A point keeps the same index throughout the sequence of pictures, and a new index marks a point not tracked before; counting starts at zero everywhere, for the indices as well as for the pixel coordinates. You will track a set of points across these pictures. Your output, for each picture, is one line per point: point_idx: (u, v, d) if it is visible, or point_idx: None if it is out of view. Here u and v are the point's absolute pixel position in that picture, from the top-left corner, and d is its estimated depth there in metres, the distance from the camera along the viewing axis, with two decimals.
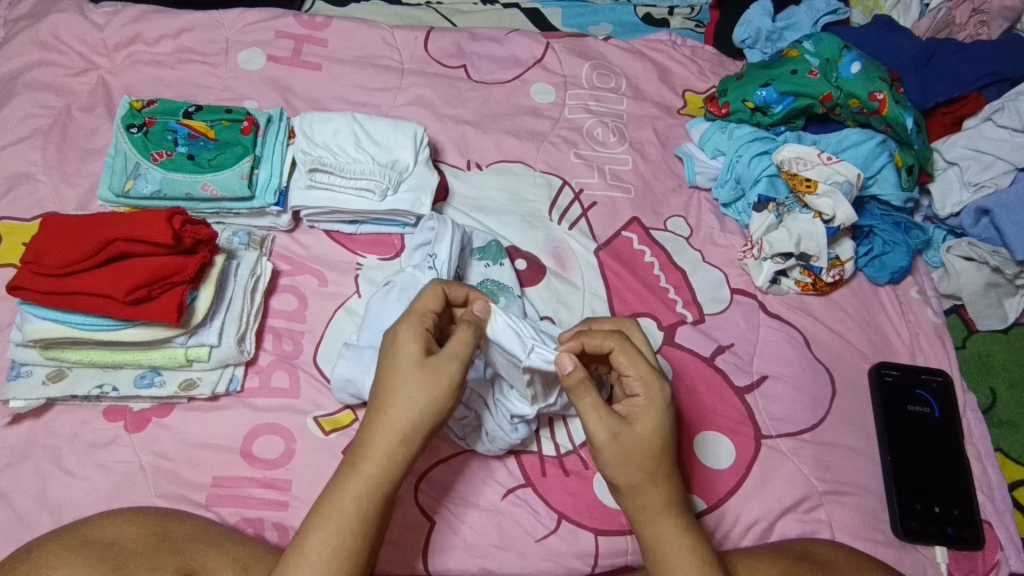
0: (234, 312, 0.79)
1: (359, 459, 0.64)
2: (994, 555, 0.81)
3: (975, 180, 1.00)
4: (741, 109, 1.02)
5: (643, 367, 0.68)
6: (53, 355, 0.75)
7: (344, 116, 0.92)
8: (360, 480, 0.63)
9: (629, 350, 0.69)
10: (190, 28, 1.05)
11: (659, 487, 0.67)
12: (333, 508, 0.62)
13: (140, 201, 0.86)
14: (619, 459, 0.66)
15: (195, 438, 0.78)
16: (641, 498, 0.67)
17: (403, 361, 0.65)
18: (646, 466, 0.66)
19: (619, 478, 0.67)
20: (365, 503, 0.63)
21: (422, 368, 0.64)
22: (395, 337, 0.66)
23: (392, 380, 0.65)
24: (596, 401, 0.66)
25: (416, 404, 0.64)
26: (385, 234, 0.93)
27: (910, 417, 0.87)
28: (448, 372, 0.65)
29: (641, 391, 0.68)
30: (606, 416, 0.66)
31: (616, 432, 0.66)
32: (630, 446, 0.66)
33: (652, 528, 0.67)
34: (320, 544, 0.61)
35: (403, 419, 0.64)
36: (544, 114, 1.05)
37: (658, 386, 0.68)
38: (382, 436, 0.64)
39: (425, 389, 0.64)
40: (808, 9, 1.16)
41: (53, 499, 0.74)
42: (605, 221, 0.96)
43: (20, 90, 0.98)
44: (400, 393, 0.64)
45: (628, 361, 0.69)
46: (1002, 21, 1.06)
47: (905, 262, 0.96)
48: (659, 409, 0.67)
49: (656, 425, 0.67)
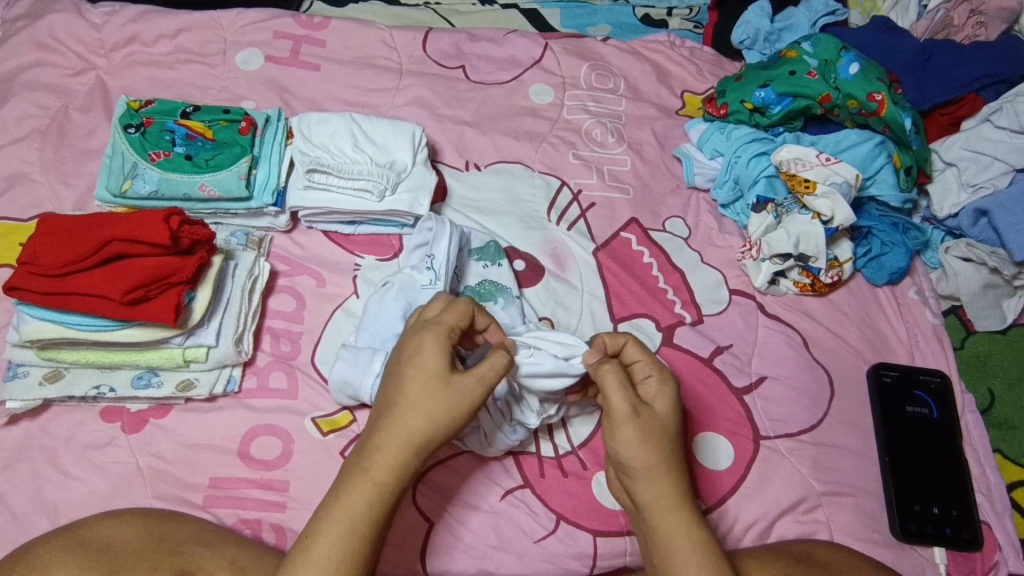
0: (233, 313, 0.79)
1: (373, 463, 0.63)
2: (993, 556, 0.81)
3: (973, 182, 0.99)
4: (739, 110, 1.02)
5: (656, 358, 0.73)
6: (50, 355, 0.74)
7: (343, 117, 0.92)
8: (373, 485, 0.63)
9: (642, 345, 0.74)
10: (189, 28, 1.05)
11: (674, 470, 0.67)
12: (342, 510, 0.62)
13: (138, 202, 0.86)
14: (642, 438, 0.67)
15: (192, 438, 0.77)
16: (658, 483, 0.66)
17: (426, 374, 0.65)
18: (665, 446, 0.68)
19: (639, 459, 0.66)
20: (375, 508, 0.62)
21: (445, 383, 0.65)
22: (419, 347, 0.66)
23: (412, 391, 0.65)
24: (621, 381, 0.69)
25: (434, 418, 0.64)
26: (384, 235, 0.93)
27: (908, 418, 0.87)
28: (468, 395, 0.65)
29: (657, 378, 0.72)
30: (630, 398, 0.68)
31: (639, 411, 0.68)
32: (653, 425, 0.68)
33: (668, 514, 0.66)
34: (331, 547, 0.60)
35: (421, 429, 0.64)
36: (543, 115, 1.05)
37: (672, 378, 0.72)
38: (397, 444, 0.64)
39: (446, 405, 0.64)
40: (807, 11, 1.16)
41: (50, 500, 0.73)
42: (603, 221, 0.96)
43: (18, 90, 0.97)
44: (417, 405, 0.64)
45: (643, 354, 0.73)
46: (999, 23, 1.06)
47: (903, 262, 0.97)
48: (672, 396, 0.71)
49: (671, 409, 0.70)
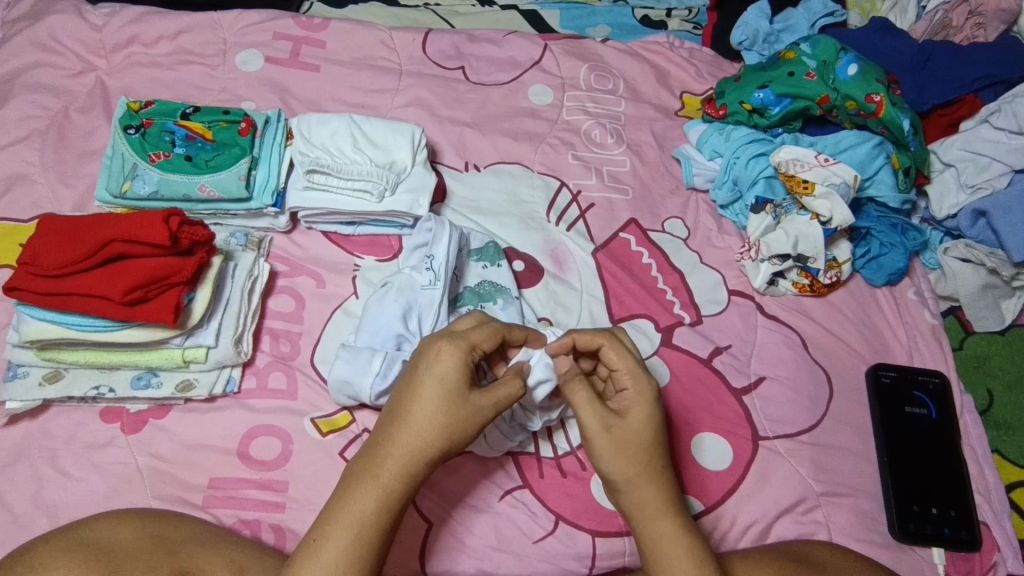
0: (232, 313, 0.79)
1: (384, 471, 0.63)
2: (992, 557, 0.81)
3: (971, 183, 1.00)
4: (738, 110, 1.02)
5: (632, 363, 0.71)
6: (50, 355, 0.74)
7: (342, 118, 0.92)
8: (382, 493, 0.63)
9: (618, 346, 0.72)
10: (188, 29, 1.05)
11: (653, 478, 0.67)
12: (349, 516, 0.62)
13: (138, 202, 0.86)
14: (615, 452, 0.67)
15: (192, 438, 0.78)
16: (638, 493, 0.67)
17: (445, 389, 0.65)
18: (640, 456, 0.67)
19: (615, 473, 0.67)
20: (383, 517, 0.63)
21: (463, 400, 0.65)
22: (438, 358, 0.66)
23: (428, 402, 0.65)
24: (588, 397, 0.68)
25: (448, 433, 0.65)
26: (382, 235, 0.93)
27: (907, 418, 0.87)
28: (483, 414, 0.66)
29: (630, 386, 0.70)
30: (599, 412, 0.68)
31: (610, 423, 0.68)
32: (625, 438, 0.67)
33: (650, 523, 0.67)
34: (336, 552, 0.60)
35: (433, 442, 0.64)
36: (542, 116, 1.05)
37: (646, 380, 0.70)
38: (409, 455, 0.64)
39: (460, 422, 0.65)
40: (806, 12, 1.16)
41: (50, 500, 0.73)
42: (602, 222, 0.97)
43: (17, 91, 0.98)
44: (432, 418, 0.64)
45: (619, 358, 0.71)
46: (999, 23, 1.06)
47: (902, 263, 0.97)
48: (648, 402, 0.69)
49: (647, 417, 0.69)
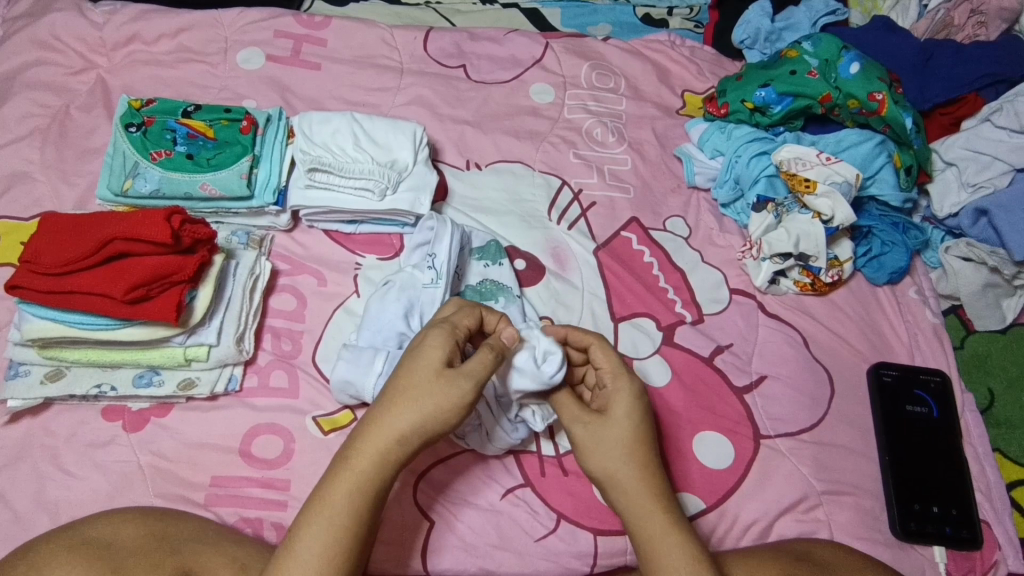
0: (233, 312, 0.79)
1: (359, 453, 0.64)
2: (992, 556, 0.81)
3: (973, 181, 1.00)
4: (740, 109, 1.02)
5: (613, 358, 0.74)
6: (51, 354, 0.74)
7: (344, 116, 0.92)
8: (358, 475, 0.63)
9: (606, 346, 0.74)
10: (189, 28, 1.05)
11: (638, 474, 0.68)
12: (325, 499, 0.62)
13: (139, 201, 0.86)
14: (594, 451, 0.69)
15: (194, 437, 0.78)
16: (623, 489, 0.68)
17: (423, 365, 0.66)
18: (622, 452, 0.69)
19: (598, 470, 0.69)
20: (356, 500, 0.62)
21: (438, 374, 0.65)
22: (421, 339, 0.67)
23: (406, 381, 0.65)
24: (568, 399, 0.73)
25: (423, 408, 0.64)
26: (384, 234, 0.93)
27: (908, 417, 0.87)
28: (459, 386, 0.65)
29: (609, 383, 0.73)
30: (580, 413, 0.72)
31: (588, 422, 0.71)
32: (603, 435, 0.70)
33: (639, 520, 0.67)
34: (312, 537, 0.61)
35: (407, 420, 0.64)
36: (543, 114, 1.05)
37: (626, 377, 0.73)
38: (383, 433, 0.64)
39: (433, 399, 0.64)
40: (807, 10, 1.16)
41: (52, 499, 0.73)
42: (604, 221, 0.97)
43: (18, 89, 0.97)
44: (408, 393, 0.65)
45: (602, 355, 0.74)
46: (1000, 23, 1.07)
47: (904, 262, 0.97)
48: (627, 396, 0.71)
49: (627, 410, 0.71)
